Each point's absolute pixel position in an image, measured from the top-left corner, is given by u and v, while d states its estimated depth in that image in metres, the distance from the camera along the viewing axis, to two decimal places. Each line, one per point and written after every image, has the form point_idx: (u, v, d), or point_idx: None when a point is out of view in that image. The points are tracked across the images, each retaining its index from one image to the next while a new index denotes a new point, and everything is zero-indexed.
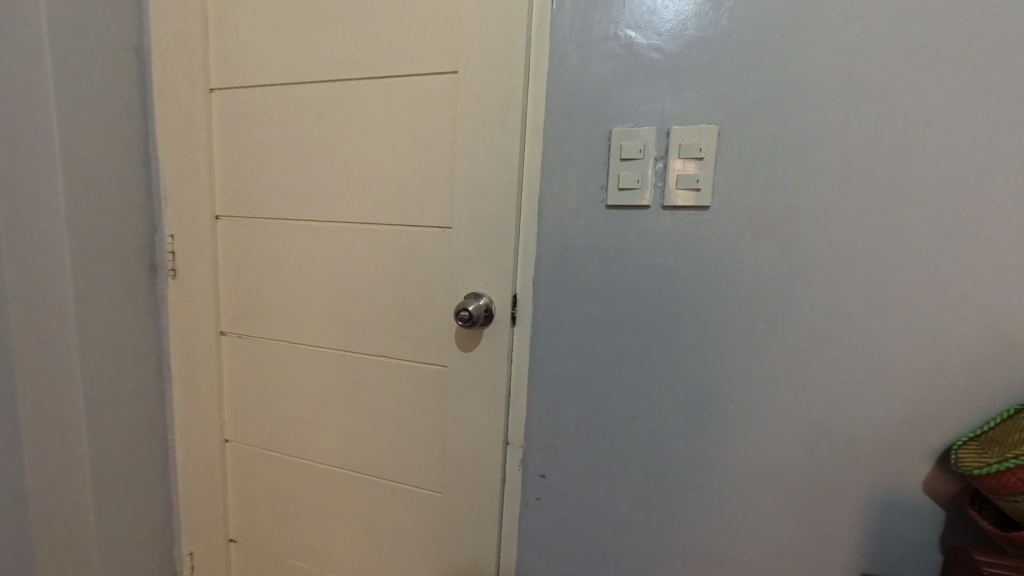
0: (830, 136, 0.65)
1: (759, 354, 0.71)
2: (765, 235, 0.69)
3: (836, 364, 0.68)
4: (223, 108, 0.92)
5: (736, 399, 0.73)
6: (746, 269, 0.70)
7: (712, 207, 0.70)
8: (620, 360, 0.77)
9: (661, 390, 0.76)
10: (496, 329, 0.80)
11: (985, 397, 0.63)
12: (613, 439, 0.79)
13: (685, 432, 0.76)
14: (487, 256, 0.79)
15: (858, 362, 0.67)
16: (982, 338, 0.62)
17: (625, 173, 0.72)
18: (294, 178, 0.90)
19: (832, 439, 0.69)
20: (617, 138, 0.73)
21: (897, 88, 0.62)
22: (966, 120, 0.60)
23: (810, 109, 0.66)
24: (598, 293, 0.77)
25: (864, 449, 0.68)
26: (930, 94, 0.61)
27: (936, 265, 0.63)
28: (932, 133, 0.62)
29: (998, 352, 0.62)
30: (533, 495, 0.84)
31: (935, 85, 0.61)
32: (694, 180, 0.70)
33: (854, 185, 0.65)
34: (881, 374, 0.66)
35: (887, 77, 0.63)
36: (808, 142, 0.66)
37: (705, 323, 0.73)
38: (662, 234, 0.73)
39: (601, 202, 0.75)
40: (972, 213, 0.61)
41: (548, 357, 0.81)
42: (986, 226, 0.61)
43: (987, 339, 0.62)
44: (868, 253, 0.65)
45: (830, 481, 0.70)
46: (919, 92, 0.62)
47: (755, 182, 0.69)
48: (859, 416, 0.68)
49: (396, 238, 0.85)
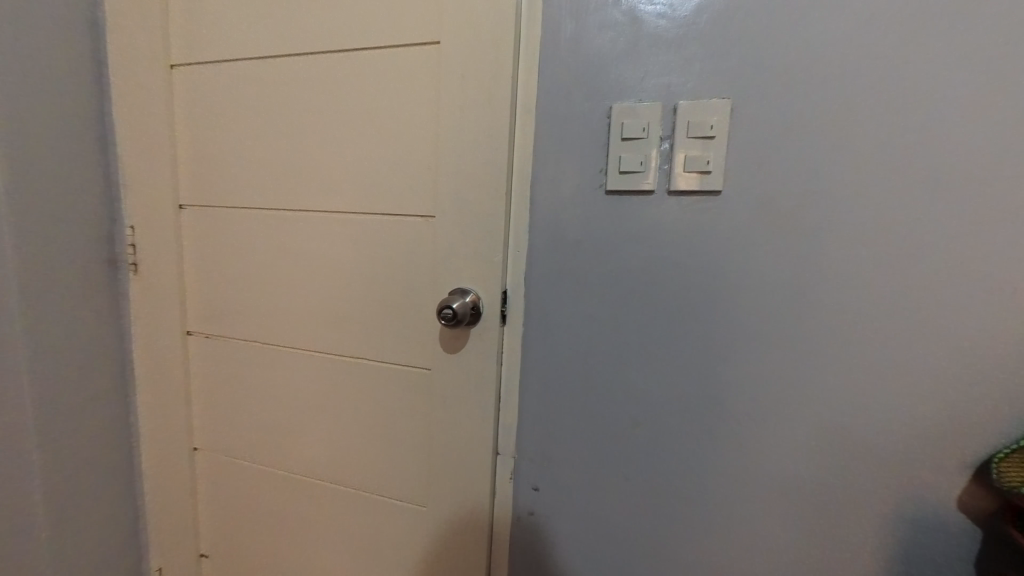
0: (861, 111, 0.58)
1: (772, 355, 0.64)
2: (781, 225, 0.62)
3: (861, 368, 0.61)
4: (186, 87, 0.84)
5: (747, 405, 0.66)
6: (761, 262, 0.63)
7: (724, 192, 0.63)
8: (620, 363, 0.70)
9: (666, 397, 0.69)
10: (484, 328, 0.73)
11: None
12: (612, 450, 0.73)
13: (690, 440, 0.69)
14: (474, 250, 0.72)
15: (885, 365, 0.60)
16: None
17: (627, 155, 0.65)
18: (264, 164, 0.82)
19: (853, 450, 0.63)
20: (618, 116, 0.65)
21: (937, 58, 0.55)
22: (1011, 92, 0.53)
23: (832, 81, 0.58)
24: (597, 289, 0.70)
25: (889, 461, 0.62)
26: (974, 65, 0.54)
27: (976, 258, 0.56)
28: (976, 108, 0.54)
29: None
30: (525, 508, 0.78)
31: (981, 53, 0.54)
32: (704, 162, 0.62)
33: (883, 168, 0.58)
34: (911, 378, 0.60)
35: (922, 44, 0.55)
36: (829, 119, 0.59)
37: (713, 322, 0.66)
38: (668, 223, 0.66)
39: (601, 187, 0.68)
40: (1016, 198, 0.54)
41: (542, 360, 0.74)
42: None
43: None
44: (897, 243, 0.58)
45: (852, 495, 0.63)
46: (959, 61, 0.54)
47: (772, 164, 0.61)
48: (885, 425, 0.61)
49: (376, 231, 0.78)
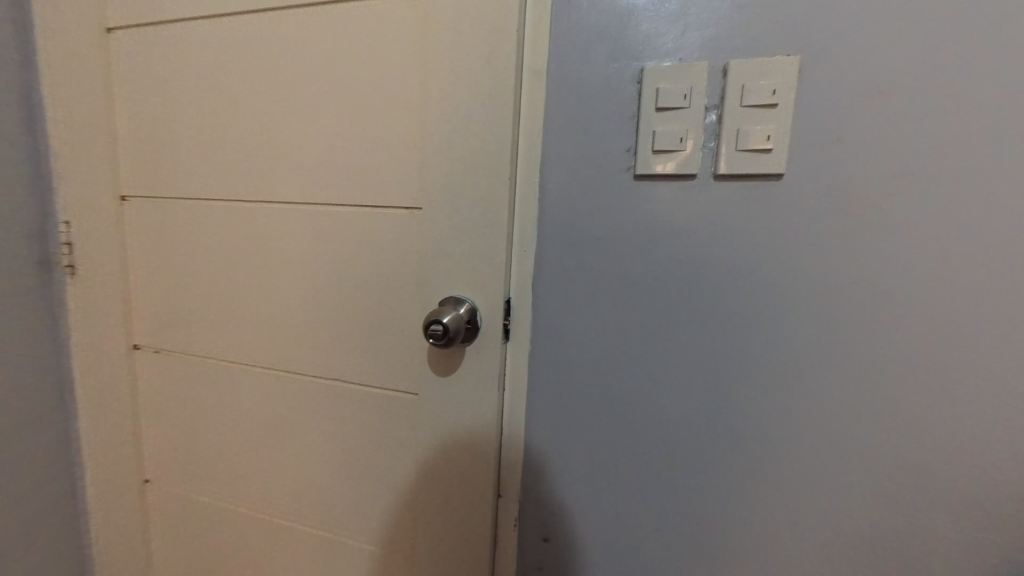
0: (975, 69, 0.44)
1: (842, 382, 0.51)
2: (861, 217, 0.49)
3: (960, 399, 0.48)
4: (125, 54, 0.70)
5: (807, 443, 0.53)
6: (833, 265, 0.50)
7: (786, 175, 0.50)
8: (649, 389, 0.57)
9: (707, 431, 0.56)
10: (483, 346, 0.59)
11: None
12: (639, 493, 0.60)
13: (734, 483, 0.56)
14: (470, 249, 0.58)
15: (993, 396, 0.48)
16: None
17: (663, 129, 0.52)
18: (219, 146, 0.68)
19: (945, 500, 0.50)
20: (652, 80, 0.52)
21: None
22: None
23: (936, 28, 0.45)
24: (622, 298, 0.57)
25: (991, 516, 0.49)
26: None
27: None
28: None
29: None
30: (532, 561, 0.65)
31: None
32: (764, 137, 0.49)
33: (1001, 143, 0.44)
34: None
35: None
36: (930, 79, 0.45)
37: (769, 339, 0.53)
38: (714, 216, 0.53)
39: (629, 171, 0.54)
40: None
41: (553, 383, 0.61)
42: None
43: None
44: (1014, 241, 0.45)
45: (939, 557, 0.51)
46: None
47: (853, 140, 0.48)
48: (990, 472, 0.49)
49: (351, 226, 0.64)
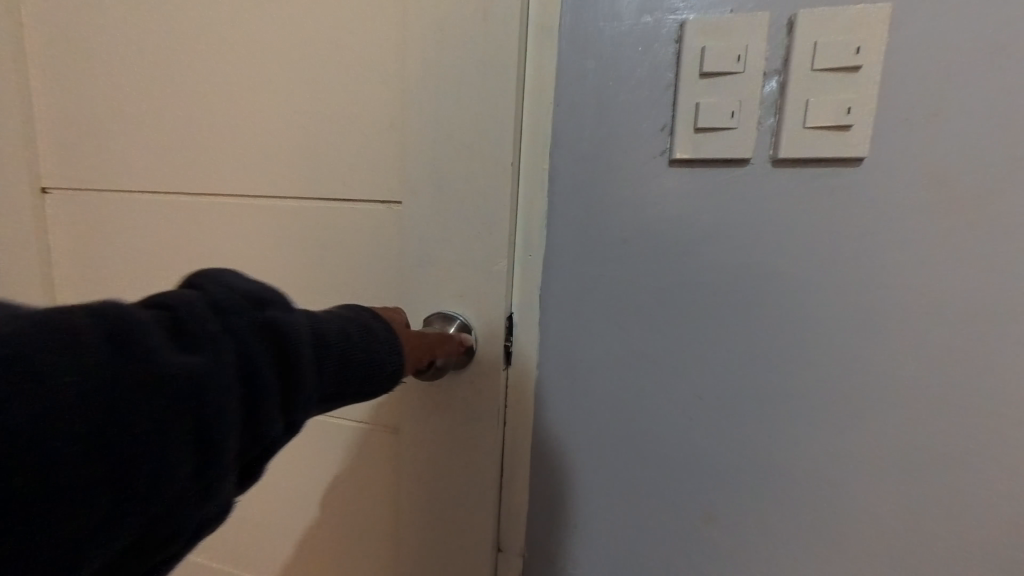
0: None
1: (926, 418, 0.42)
2: (962, 215, 0.38)
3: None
4: (43, 14, 0.58)
5: (881, 493, 0.43)
6: (924, 275, 0.40)
7: (866, 161, 0.39)
8: (685, 425, 0.47)
9: (756, 477, 0.46)
10: (479, 372, 0.48)
11: None
12: (669, 550, 0.49)
13: (788, 542, 0.46)
14: (462, 253, 0.47)
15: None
16: None
17: (709, 101, 0.40)
18: (156, 127, 0.56)
19: None
20: (697, 37, 0.40)
21: None
22: None
23: None
24: (652, 315, 0.46)
25: None
26: None
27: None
28: None
29: None
30: None
31: None
32: (841, 110, 0.38)
33: None
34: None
35: None
36: None
37: (837, 366, 0.43)
38: (771, 212, 0.42)
39: (663, 155, 0.43)
40: None
41: (565, 417, 0.50)
42: None
43: None
44: None
45: None
46: None
47: (956, 114, 0.38)
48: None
49: (314, 225, 0.52)
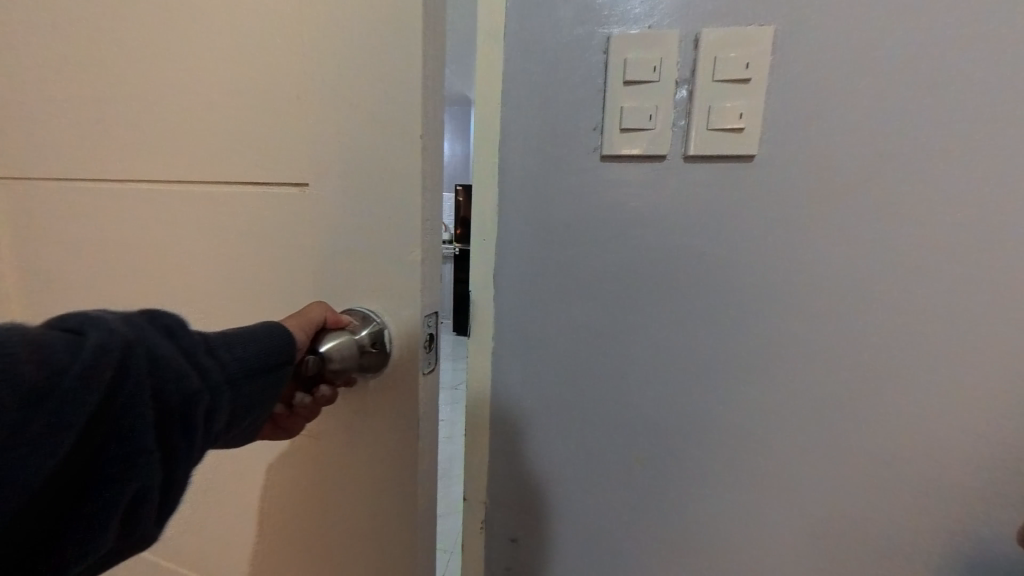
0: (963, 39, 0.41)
1: (814, 379, 0.50)
2: (838, 205, 0.46)
3: (930, 392, 0.47)
4: None
5: (774, 442, 0.52)
6: (809, 257, 0.47)
7: (757, 158, 0.47)
8: (617, 387, 0.55)
9: (676, 431, 0.55)
10: (397, 374, 0.43)
11: None
12: (608, 495, 0.58)
13: (702, 486, 0.55)
14: (382, 244, 0.42)
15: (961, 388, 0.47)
16: None
17: (631, 105, 0.47)
18: (68, 107, 0.53)
19: (911, 498, 0.50)
20: (622, 48, 0.47)
21: None
22: None
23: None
24: (590, 291, 0.53)
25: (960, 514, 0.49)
26: None
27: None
28: None
29: None
30: (500, 568, 0.64)
31: None
32: (736, 115, 0.46)
33: (988, 124, 0.42)
34: (999, 407, 0.46)
35: None
36: (915, 51, 0.42)
37: (741, 332, 0.51)
38: (685, 203, 0.49)
39: (594, 151, 0.50)
40: None
41: (518, 382, 0.58)
42: None
43: None
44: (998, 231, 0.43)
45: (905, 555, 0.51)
46: None
47: (833, 119, 0.45)
48: (958, 466, 0.48)
49: (226, 211, 0.48)
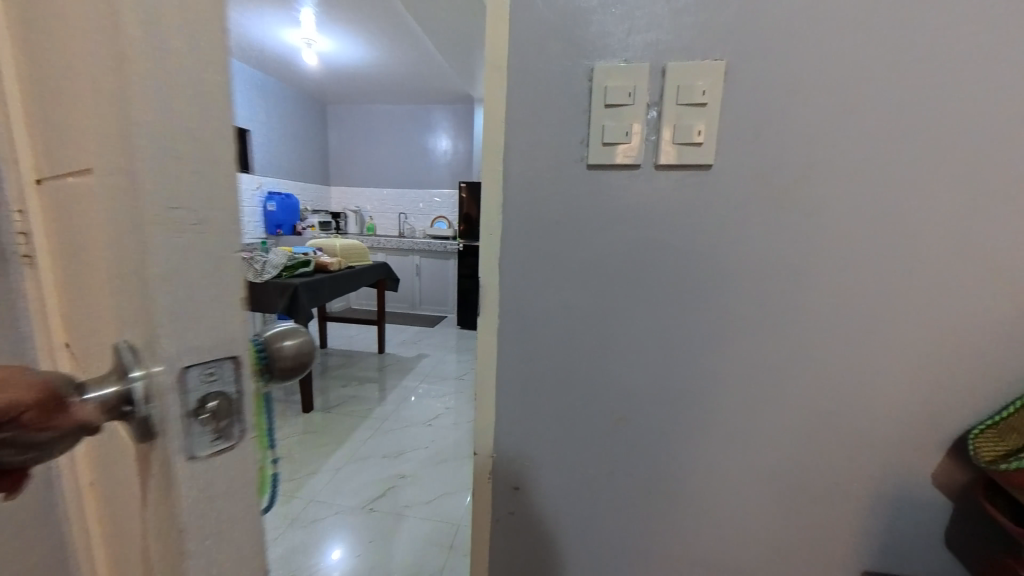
0: (851, 84, 0.56)
1: (752, 339, 0.65)
2: (769, 205, 0.61)
3: (833, 346, 0.64)
4: None
5: (723, 390, 0.67)
6: (748, 245, 0.62)
7: (713, 167, 0.60)
8: (602, 352, 0.68)
9: (648, 386, 0.69)
10: (154, 456, 0.27)
11: (975, 375, 0.61)
12: (594, 441, 0.72)
13: (667, 427, 0.70)
14: (137, 256, 0.26)
15: (861, 341, 0.63)
16: (973, 312, 0.60)
17: (611, 124, 0.59)
18: None
19: (821, 426, 0.67)
20: (603, 77, 0.58)
21: (915, 27, 0.54)
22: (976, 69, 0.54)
23: (823, 47, 0.56)
24: (583, 275, 0.66)
25: (855, 436, 0.66)
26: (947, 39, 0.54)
27: (947, 236, 0.58)
28: (946, 85, 0.55)
29: (986, 330, 0.60)
30: (505, 510, 0.77)
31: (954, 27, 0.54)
32: (695, 133, 0.58)
33: (867, 146, 0.58)
34: (876, 354, 0.63)
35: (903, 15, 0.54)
36: (819, 92, 0.57)
37: (704, 305, 0.65)
38: (655, 203, 0.62)
39: (582, 160, 0.61)
40: (975, 178, 0.57)
41: (520, 353, 0.70)
42: (985, 191, 0.57)
43: (978, 314, 0.60)
44: (874, 223, 0.59)
45: (818, 471, 0.68)
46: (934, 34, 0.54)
47: (765, 139, 0.59)
48: (850, 400, 0.65)
49: (80, 239, 0.33)
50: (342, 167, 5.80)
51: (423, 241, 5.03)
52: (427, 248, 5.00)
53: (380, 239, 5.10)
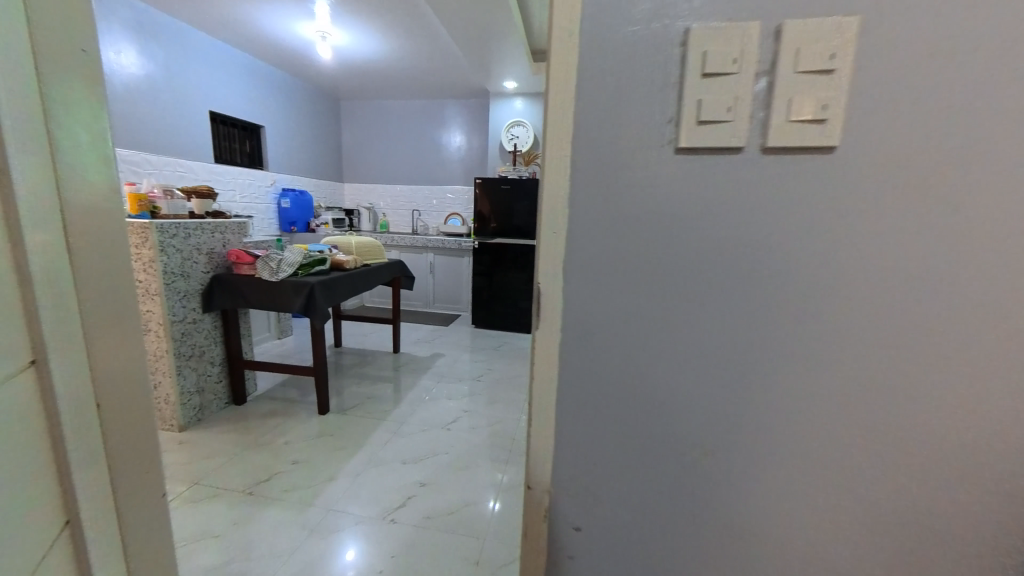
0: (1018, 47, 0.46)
1: (858, 356, 0.56)
2: (901, 199, 0.51)
3: (955, 364, 0.55)
4: None
5: (816, 413, 0.59)
6: (868, 245, 0.53)
7: (837, 148, 0.50)
8: (677, 369, 0.60)
9: (730, 409, 0.60)
10: None
11: None
12: (666, 472, 0.64)
13: (748, 455, 0.62)
14: None
15: (993, 358, 0.54)
16: None
17: (708, 96, 0.49)
18: None
19: (936, 458, 0.58)
20: (699, 42, 0.48)
21: None
22: None
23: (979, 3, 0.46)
24: (662, 274, 0.57)
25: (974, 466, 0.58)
26: None
27: None
28: None
29: None
30: (564, 552, 0.68)
31: None
32: (822, 104, 0.48)
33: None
34: (1010, 372, 0.54)
35: None
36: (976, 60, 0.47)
37: (807, 310, 0.56)
38: (759, 197, 0.53)
39: (668, 143, 0.51)
40: None
41: (582, 373, 0.61)
42: None
43: None
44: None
45: (927, 506, 0.60)
46: None
47: (904, 117, 0.49)
48: (972, 425, 0.56)
49: None
50: (355, 163, 5.74)
51: (437, 238, 4.95)
52: (441, 245, 4.91)
53: (394, 236, 5.03)
